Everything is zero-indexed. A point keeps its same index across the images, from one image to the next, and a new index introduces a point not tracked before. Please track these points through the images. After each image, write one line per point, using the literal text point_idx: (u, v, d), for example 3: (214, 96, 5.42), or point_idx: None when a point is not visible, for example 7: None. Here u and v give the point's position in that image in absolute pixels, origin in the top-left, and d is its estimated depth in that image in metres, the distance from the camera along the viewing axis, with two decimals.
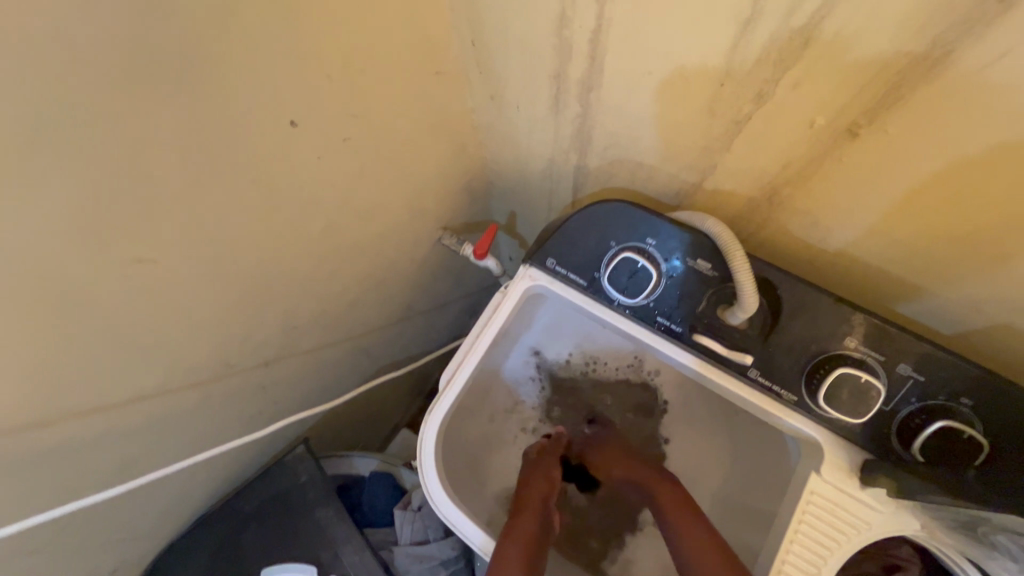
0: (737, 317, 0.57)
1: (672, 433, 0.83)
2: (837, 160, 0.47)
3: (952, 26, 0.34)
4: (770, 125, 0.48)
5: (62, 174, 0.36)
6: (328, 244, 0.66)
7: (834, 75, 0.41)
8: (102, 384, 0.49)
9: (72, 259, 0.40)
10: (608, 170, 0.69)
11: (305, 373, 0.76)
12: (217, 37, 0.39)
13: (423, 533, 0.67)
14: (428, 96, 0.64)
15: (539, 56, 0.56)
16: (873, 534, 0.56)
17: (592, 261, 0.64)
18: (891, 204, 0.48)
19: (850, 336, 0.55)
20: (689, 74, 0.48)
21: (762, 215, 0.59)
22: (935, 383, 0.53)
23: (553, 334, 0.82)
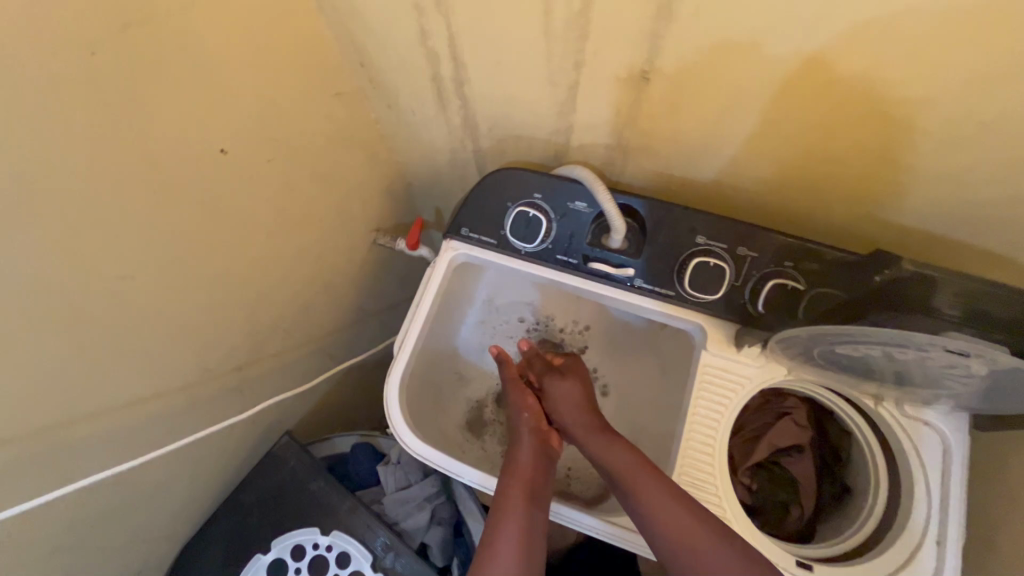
0: (615, 239, 0.72)
1: (614, 370, 1.00)
2: (647, 100, 0.63)
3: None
4: (592, 84, 0.63)
5: (55, 211, 0.47)
6: (275, 252, 0.77)
7: (616, 40, 0.56)
8: (107, 392, 0.59)
9: (70, 282, 0.50)
10: (498, 148, 0.84)
11: (278, 374, 0.86)
12: (147, 88, 0.50)
13: (406, 479, 0.79)
14: (334, 114, 0.76)
15: (415, 65, 0.70)
16: (753, 385, 0.72)
17: (496, 223, 0.77)
18: (693, 124, 0.64)
19: (699, 235, 0.71)
20: (524, 57, 0.62)
21: (618, 157, 0.75)
22: (764, 255, 0.69)
23: (500, 305, 1.04)
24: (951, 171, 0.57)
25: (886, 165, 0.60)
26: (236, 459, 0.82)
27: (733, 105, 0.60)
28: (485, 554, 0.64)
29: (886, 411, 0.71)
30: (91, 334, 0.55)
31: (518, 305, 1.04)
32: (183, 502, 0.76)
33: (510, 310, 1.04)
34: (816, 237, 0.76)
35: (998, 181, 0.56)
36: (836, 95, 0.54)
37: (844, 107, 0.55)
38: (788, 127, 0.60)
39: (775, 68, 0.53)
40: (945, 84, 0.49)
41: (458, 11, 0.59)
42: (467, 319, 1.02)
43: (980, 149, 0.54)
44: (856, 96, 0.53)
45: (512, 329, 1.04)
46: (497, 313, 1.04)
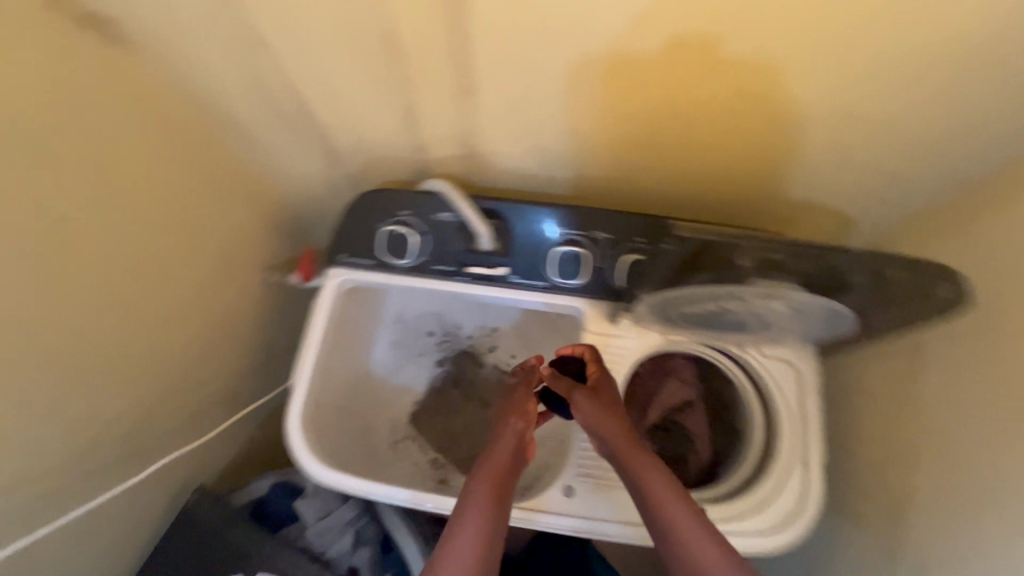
0: (483, 242, 0.76)
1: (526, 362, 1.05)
2: (484, 107, 0.67)
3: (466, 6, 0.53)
4: (430, 99, 0.66)
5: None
6: (157, 310, 0.75)
7: (435, 54, 0.60)
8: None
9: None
10: (369, 172, 0.86)
11: (181, 430, 0.85)
12: None
13: (325, 508, 0.79)
14: (196, 163, 0.76)
15: (261, 102, 0.72)
16: (632, 355, 0.78)
17: (371, 244, 0.79)
18: (534, 123, 0.69)
19: (559, 226, 0.76)
20: (359, 81, 0.65)
21: (479, 164, 0.79)
22: (619, 236, 0.75)
23: (410, 321, 1.04)
24: (750, 130, 0.66)
25: (700, 134, 0.68)
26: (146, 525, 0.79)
27: (558, 100, 0.65)
28: (448, 537, 0.57)
29: (750, 356, 0.79)
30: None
31: (429, 318, 1.05)
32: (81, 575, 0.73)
33: (420, 323, 1.05)
34: (671, 212, 0.83)
35: (786, 131, 0.65)
36: (638, 77, 0.60)
37: (647, 88, 0.62)
38: (609, 113, 0.66)
39: (578, 61, 0.59)
40: (717, 55, 0.56)
41: (283, 44, 0.61)
42: (378, 340, 1.03)
43: (764, 108, 0.62)
44: (652, 78, 0.60)
45: (424, 343, 1.06)
46: (408, 329, 1.05)
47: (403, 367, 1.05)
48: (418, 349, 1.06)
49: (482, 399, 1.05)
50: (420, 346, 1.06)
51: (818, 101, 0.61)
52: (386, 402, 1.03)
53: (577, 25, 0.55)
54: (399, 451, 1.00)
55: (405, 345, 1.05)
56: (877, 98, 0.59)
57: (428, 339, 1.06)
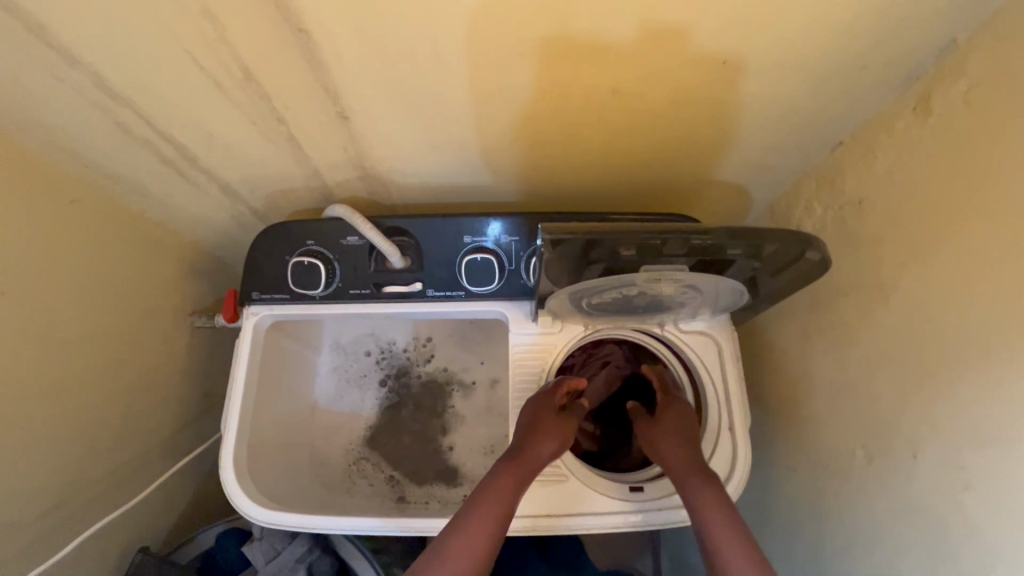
0: (393, 261, 0.76)
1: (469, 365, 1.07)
2: (367, 129, 0.67)
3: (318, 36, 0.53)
4: (311, 128, 0.66)
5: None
6: (63, 377, 0.73)
7: (303, 84, 0.59)
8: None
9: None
10: (273, 205, 0.85)
11: (116, 495, 0.82)
12: None
13: (273, 549, 0.78)
14: (79, 221, 0.73)
15: (138, 154, 0.70)
16: (557, 349, 0.80)
17: (282, 279, 0.78)
18: (419, 139, 0.69)
19: (466, 235, 0.77)
20: (233, 119, 0.64)
21: (379, 183, 0.78)
22: (525, 236, 0.76)
23: (345, 347, 1.07)
24: (627, 119, 0.68)
25: (581, 130, 0.69)
26: None
27: (436, 117, 0.66)
28: (458, 526, 0.60)
29: (670, 334, 0.82)
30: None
31: (362, 341, 1.07)
32: None
33: (354, 347, 1.07)
34: (579, 203, 0.85)
35: (659, 117, 0.68)
36: (504, 87, 0.61)
37: (516, 96, 0.63)
38: (490, 120, 0.67)
39: (441, 78, 0.60)
40: (571, 58, 0.58)
41: (143, 95, 0.59)
42: (317, 370, 1.03)
43: (632, 99, 0.64)
44: (519, 83, 0.61)
45: (365, 364, 1.07)
46: (344, 356, 1.06)
47: (347, 392, 1.05)
48: (360, 373, 1.06)
49: (428, 409, 1.05)
50: (360, 368, 1.06)
51: (679, 88, 0.63)
52: (335, 431, 1.02)
53: (429, 45, 0.55)
54: (354, 476, 0.97)
55: (343, 371, 1.06)
56: (731, 79, 0.62)
57: (367, 360, 1.07)
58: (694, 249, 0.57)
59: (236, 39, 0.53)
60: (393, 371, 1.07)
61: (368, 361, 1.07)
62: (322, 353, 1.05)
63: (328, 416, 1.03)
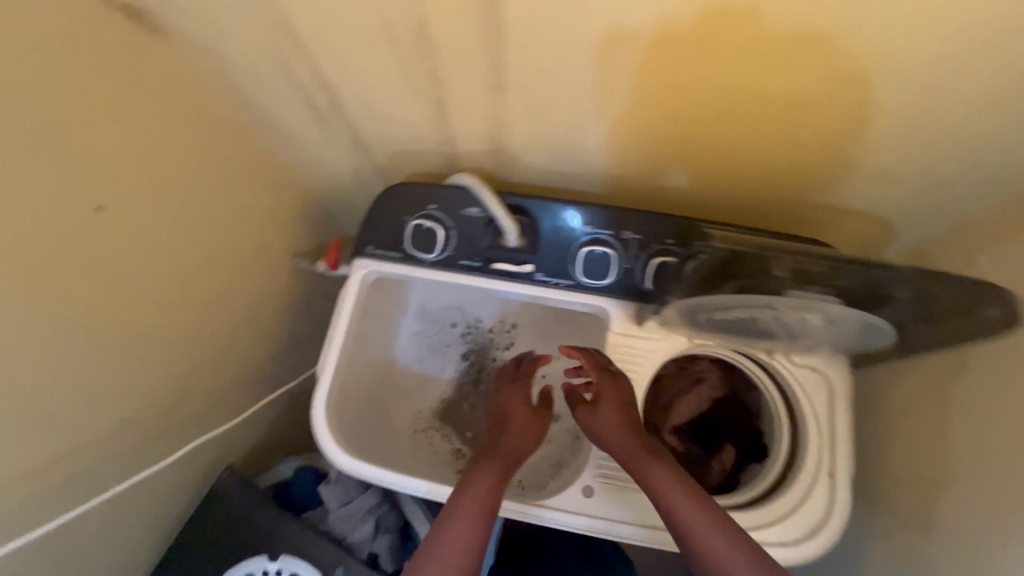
0: (508, 239, 0.76)
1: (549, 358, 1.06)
2: (515, 104, 0.66)
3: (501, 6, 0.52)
4: (461, 96, 0.66)
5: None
6: (188, 295, 0.78)
7: (469, 51, 0.59)
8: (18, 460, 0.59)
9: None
10: (395, 163, 0.86)
11: (211, 413, 0.88)
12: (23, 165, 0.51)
13: (347, 495, 0.81)
14: (223, 153, 0.77)
15: (291, 95, 0.72)
16: (656, 356, 0.77)
17: (398, 237, 0.80)
18: (561, 123, 0.67)
19: (586, 225, 0.75)
20: (389, 76, 0.64)
21: (505, 160, 0.78)
22: (646, 237, 0.74)
23: (432, 313, 1.06)
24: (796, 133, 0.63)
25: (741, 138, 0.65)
26: (178, 501, 0.83)
27: (595, 101, 0.63)
28: (447, 518, 0.65)
29: (778, 363, 0.77)
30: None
31: (452, 312, 1.07)
32: (123, 557, 0.77)
33: (443, 317, 1.07)
34: (702, 212, 0.81)
35: (833, 137, 0.63)
36: (679, 77, 0.58)
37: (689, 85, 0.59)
38: (640, 114, 0.64)
39: (620, 64, 0.57)
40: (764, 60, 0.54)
41: (315, 42, 0.61)
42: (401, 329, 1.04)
43: (810, 117, 0.60)
44: (686, 81, 0.58)
45: (448, 334, 1.08)
46: (431, 322, 1.06)
47: (427, 357, 1.08)
48: (442, 343, 1.08)
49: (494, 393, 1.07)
50: (442, 337, 1.08)
51: (861, 114, 0.58)
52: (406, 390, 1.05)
53: (624, 28, 0.52)
54: (420, 440, 1.01)
55: (427, 336, 1.07)
56: (923, 112, 0.57)
57: (450, 332, 1.08)
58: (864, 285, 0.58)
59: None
60: (475, 349, 1.08)
61: (450, 331, 1.08)
62: (409, 314, 1.05)
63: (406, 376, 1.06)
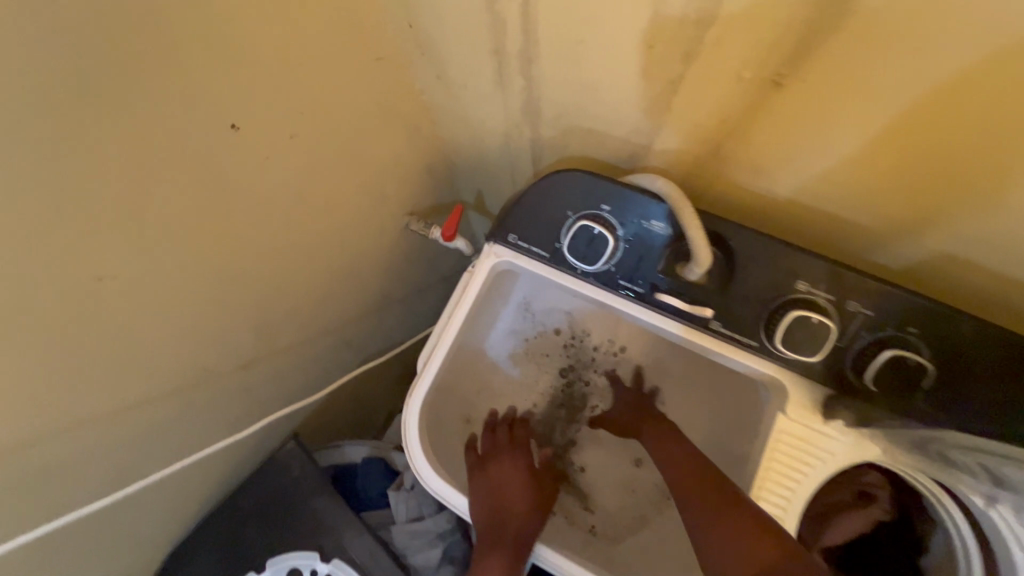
0: (693, 272, 0.60)
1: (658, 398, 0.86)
2: (771, 110, 0.48)
3: None
4: (702, 82, 0.49)
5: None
6: (294, 240, 0.66)
7: (753, 27, 0.41)
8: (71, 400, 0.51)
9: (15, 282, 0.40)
10: (560, 139, 0.70)
11: (287, 369, 0.78)
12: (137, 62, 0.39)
13: (418, 510, 0.71)
14: (371, 84, 0.63)
15: (471, 32, 0.57)
16: (837, 462, 0.60)
17: (552, 233, 0.65)
18: (827, 147, 0.49)
19: (801, 279, 0.58)
20: (615, 34, 0.48)
21: (710, 170, 0.60)
22: (882, 316, 0.56)
23: (538, 310, 0.86)
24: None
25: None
26: (236, 459, 0.75)
27: (886, 130, 0.44)
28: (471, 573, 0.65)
29: (998, 516, 0.57)
30: (43, 338, 0.45)
31: (556, 316, 0.87)
32: (172, 510, 0.70)
33: (545, 320, 0.87)
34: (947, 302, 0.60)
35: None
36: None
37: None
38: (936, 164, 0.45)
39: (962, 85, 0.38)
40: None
41: None
42: (497, 323, 0.83)
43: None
44: None
45: (546, 338, 0.88)
46: (532, 323, 0.86)
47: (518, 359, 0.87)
48: (539, 348, 0.88)
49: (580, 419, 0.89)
50: (538, 338, 0.88)
51: None
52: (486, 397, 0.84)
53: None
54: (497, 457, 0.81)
55: (524, 333, 0.86)
56: None
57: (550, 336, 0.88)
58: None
59: None
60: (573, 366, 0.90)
61: (549, 334, 0.88)
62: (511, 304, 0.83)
63: (490, 375, 0.84)
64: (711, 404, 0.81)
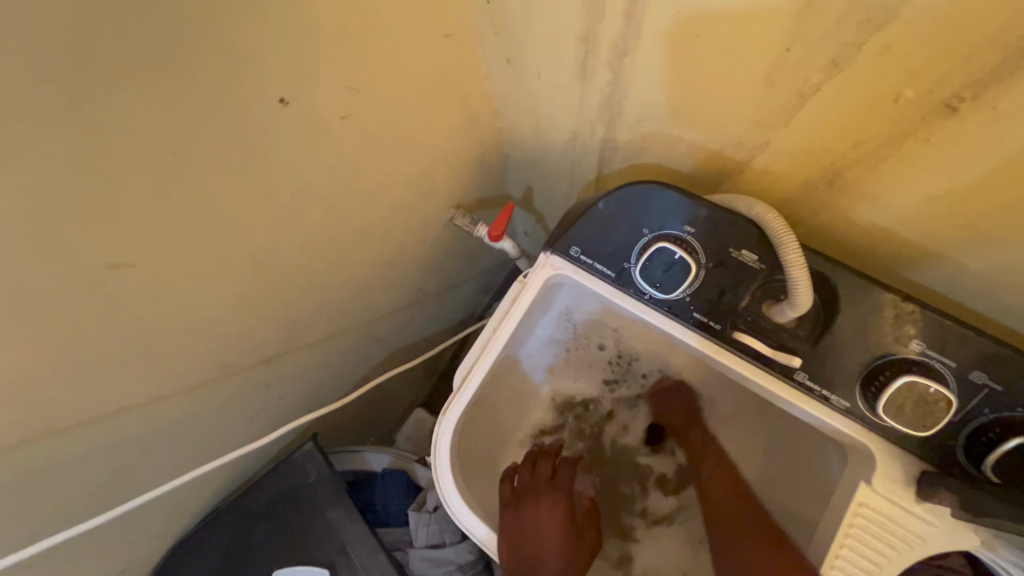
0: (785, 315, 0.51)
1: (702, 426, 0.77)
2: (922, 138, 0.40)
3: None
4: (841, 98, 0.40)
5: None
6: (333, 229, 0.60)
7: (933, 33, 0.33)
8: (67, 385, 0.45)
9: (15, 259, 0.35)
10: (638, 143, 0.62)
11: (312, 364, 0.73)
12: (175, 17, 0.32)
13: (439, 536, 0.65)
14: (436, 63, 0.56)
15: (560, 14, 0.49)
16: (927, 550, 0.52)
17: (621, 251, 0.57)
18: (984, 190, 0.40)
19: (915, 338, 0.49)
20: (741, 29, 0.40)
21: (818, 199, 0.52)
22: (1012, 393, 0.47)
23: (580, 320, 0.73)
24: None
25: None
26: (250, 456, 0.70)
27: None
28: None
29: None
30: (44, 323, 0.40)
31: (603, 331, 0.75)
32: (177, 505, 0.65)
33: (588, 332, 0.75)
34: None
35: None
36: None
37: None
38: None
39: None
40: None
41: None
42: (535, 333, 0.70)
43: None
44: None
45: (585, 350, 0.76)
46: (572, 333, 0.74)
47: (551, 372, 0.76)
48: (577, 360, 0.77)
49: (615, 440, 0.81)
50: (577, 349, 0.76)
51: None
52: (510, 411, 0.73)
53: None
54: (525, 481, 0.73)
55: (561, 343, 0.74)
56: None
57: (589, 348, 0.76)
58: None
59: None
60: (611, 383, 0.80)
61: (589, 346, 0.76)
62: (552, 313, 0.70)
63: (519, 390, 0.73)
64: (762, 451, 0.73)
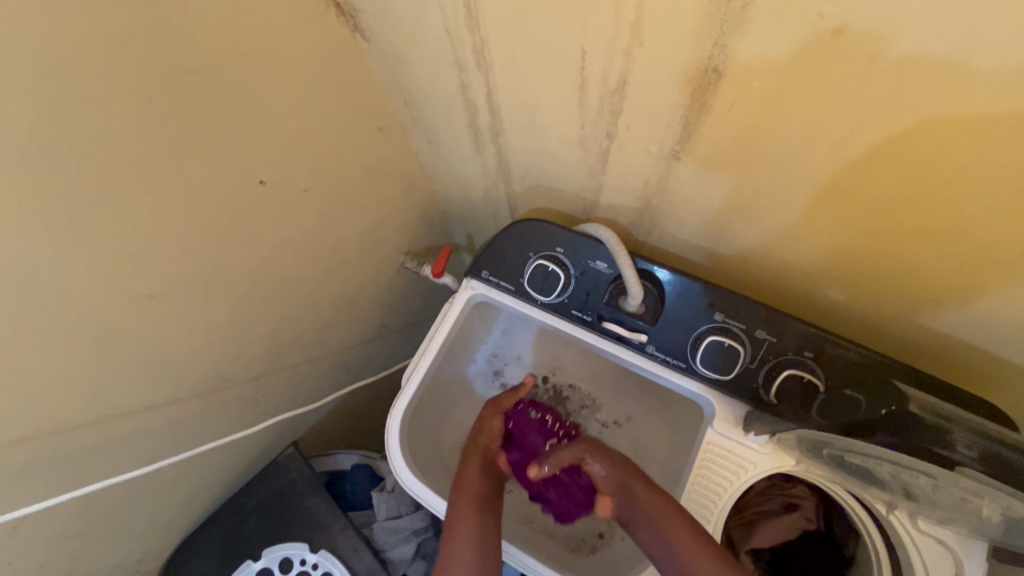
0: (632, 303, 0.72)
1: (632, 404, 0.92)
2: (677, 174, 0.62)
3: (699, 88, 0.49)
4: (625, 154, 0.63)
5: (87, 232, 0.49)
6: (304, 273, 0.80)
7: (648, 118, 0.56)
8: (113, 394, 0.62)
9: (91, 294, 0.53)
10: (529, 194, 0.84)
11: (292, 386, 0.90)
12: (198, 140, 0.54)
13: (397, 509, 0.82)
14: (374, 146, 0.78)
15: (453, 111, 0.71)
16: (760, 471, 0.68)
17: (517, 271, 0.78)
18: (722, 201, 0.62)
19: (717, 309, 0.70)
20: (556, 116, 0.62)
21: (647, 220, 0.73)
22: (784, 342, 0.67)
23: (499, 352, 0.95)
24: (952, 259, 0.53)
25: (892, 253, 0.56)
26: (237, 465, 0.85)
27: (764, 189, 0.57)
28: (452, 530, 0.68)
29: (897, 521, 0.67)
30: (108, 345, 0.58)
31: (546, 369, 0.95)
32: (183, 505, 0.79)
33: (509, 355, 0.95)
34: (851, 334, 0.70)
35: (990, 266, 0.51)
36: (849, 168, 0.50)
37: (854, 181, 0.50)
38: (804, 214, 0.58)
39: (805, 152, 0.50)
40: (958, 172, 0.45)
41: (497, 71, 0.60)
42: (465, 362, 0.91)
43: (979, 241, 0.49)
44: (874, 194, 0.51)
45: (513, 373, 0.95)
46: (497, 360, 0.95)
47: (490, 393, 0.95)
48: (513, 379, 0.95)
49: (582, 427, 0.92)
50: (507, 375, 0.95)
51: None
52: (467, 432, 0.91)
53: (832, 124, 0.46)
54: None
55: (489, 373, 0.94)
56: None
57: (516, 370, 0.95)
58: (982, 461, 0.49)
59: (623, 63, 0.50)
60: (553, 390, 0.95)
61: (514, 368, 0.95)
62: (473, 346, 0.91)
63: (462, 413, 0.92)
64: (666, 439, 0.86)
